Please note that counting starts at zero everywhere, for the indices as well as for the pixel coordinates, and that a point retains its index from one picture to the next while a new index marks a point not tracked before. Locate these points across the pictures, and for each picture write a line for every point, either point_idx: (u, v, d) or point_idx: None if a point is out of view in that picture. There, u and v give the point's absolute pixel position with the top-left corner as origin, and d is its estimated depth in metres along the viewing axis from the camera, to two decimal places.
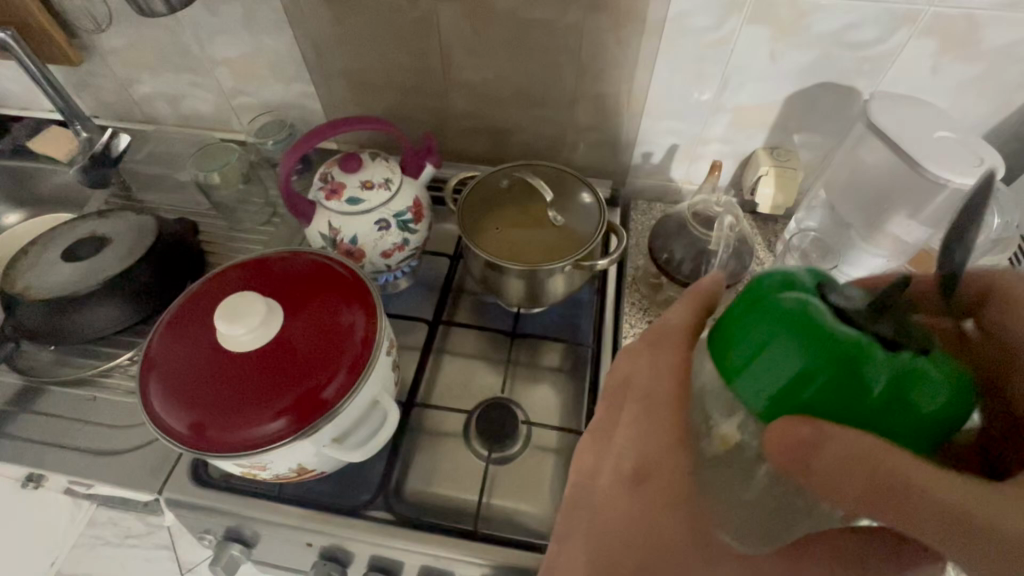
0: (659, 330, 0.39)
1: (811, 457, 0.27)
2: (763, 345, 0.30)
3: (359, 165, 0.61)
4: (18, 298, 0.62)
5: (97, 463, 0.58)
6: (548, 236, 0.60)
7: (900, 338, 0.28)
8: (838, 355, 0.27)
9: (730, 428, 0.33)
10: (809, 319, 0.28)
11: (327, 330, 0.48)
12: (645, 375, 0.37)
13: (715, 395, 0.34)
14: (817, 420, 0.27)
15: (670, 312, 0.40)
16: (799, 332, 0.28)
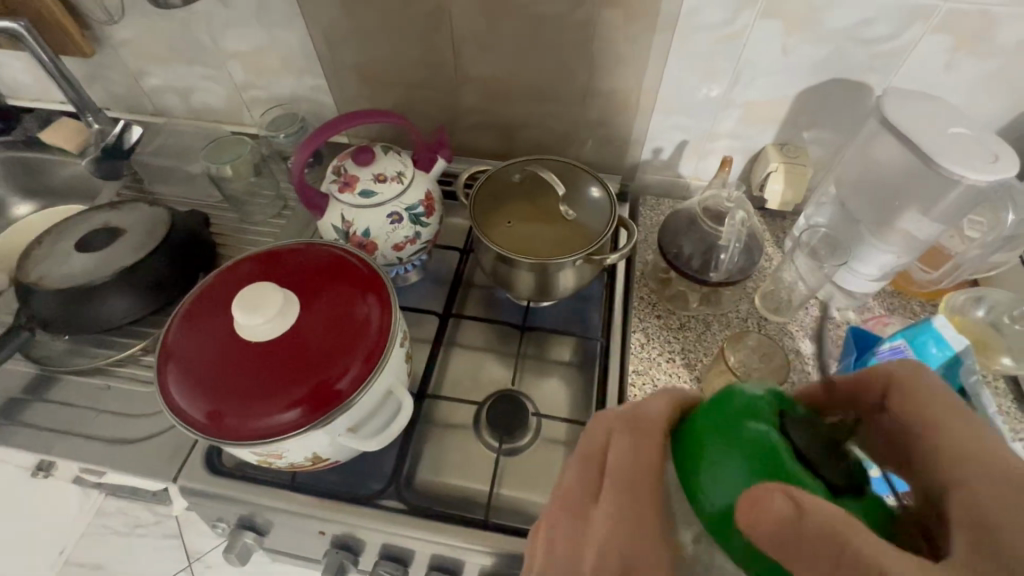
0: (637, 416, 0.36)
1: (784, 536, 0.25)
2: (711, 459, 0.30)
3: (372, 158, 0.61)
4: (33, 287, 0.63)
5: (111, 451, 0.59)
6: (561, 230, 0.61)
7: (811, 449, 0.30)
8: (770, 457, 0.29)
9: (688, 537, 0.31)
10: (738, 431, 0.30)
11: (342, 322, 0.48)
12: (627, 460, 0.34)
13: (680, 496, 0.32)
14: (788, 490, 0.26)
15: (649, 401, 0.37)
16: (735, 443, 0.29)
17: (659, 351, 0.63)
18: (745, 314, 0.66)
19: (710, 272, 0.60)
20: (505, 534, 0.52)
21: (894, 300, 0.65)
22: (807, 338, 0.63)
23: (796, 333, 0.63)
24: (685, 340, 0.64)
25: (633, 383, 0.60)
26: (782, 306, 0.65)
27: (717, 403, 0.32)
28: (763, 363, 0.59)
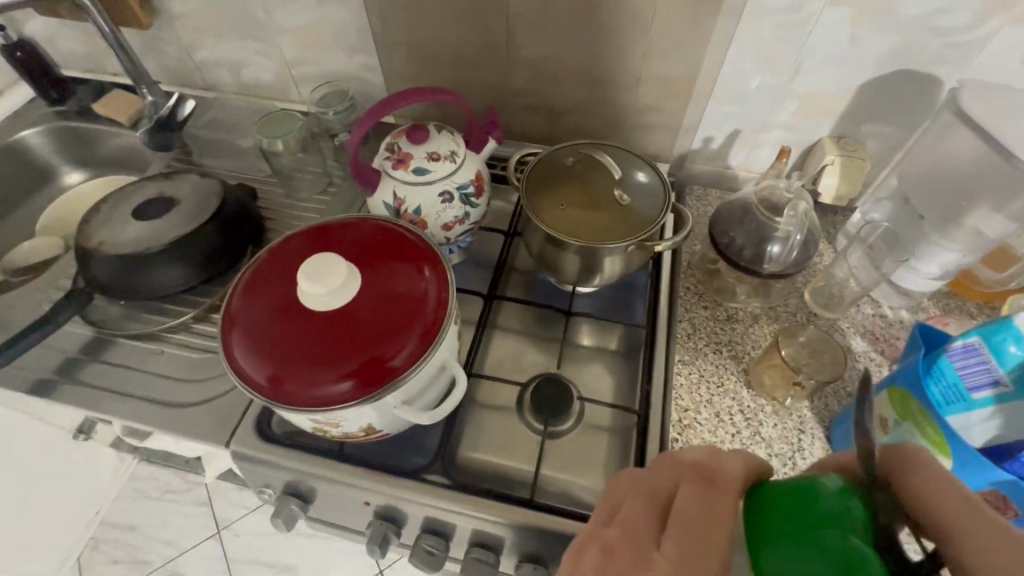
0: (707, 471, 0.33)
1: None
2: (780, 549, 0.25)
3: (426, 136, 0.62)
4: (93, 252, 0.64)
5: (164, 413, 0.61)
6: (613, 215, 0.60)
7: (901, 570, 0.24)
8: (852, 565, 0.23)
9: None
10: (818, 520, 0.25)
11: (400, 298, 0.49)
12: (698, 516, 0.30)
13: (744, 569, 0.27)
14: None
15: (725, 455, 0.34)
16: (810, 534, 0.25)
17: (706, 342, 0.62)
18: (794, 309, 0.65)
19: (764, 264, 0.59)
20: (550, 513, 0.52)
21: (950, 301, 0.63)
22: (858, 335, 0.62)
23: (847, 330, 0.62)
24: (733, 333, 0.63)
25: (678, 372, 0.60)
26: (833, 302, 0.64)
27: (798, 484, 0.28)
28: (814, 360, 0.58)
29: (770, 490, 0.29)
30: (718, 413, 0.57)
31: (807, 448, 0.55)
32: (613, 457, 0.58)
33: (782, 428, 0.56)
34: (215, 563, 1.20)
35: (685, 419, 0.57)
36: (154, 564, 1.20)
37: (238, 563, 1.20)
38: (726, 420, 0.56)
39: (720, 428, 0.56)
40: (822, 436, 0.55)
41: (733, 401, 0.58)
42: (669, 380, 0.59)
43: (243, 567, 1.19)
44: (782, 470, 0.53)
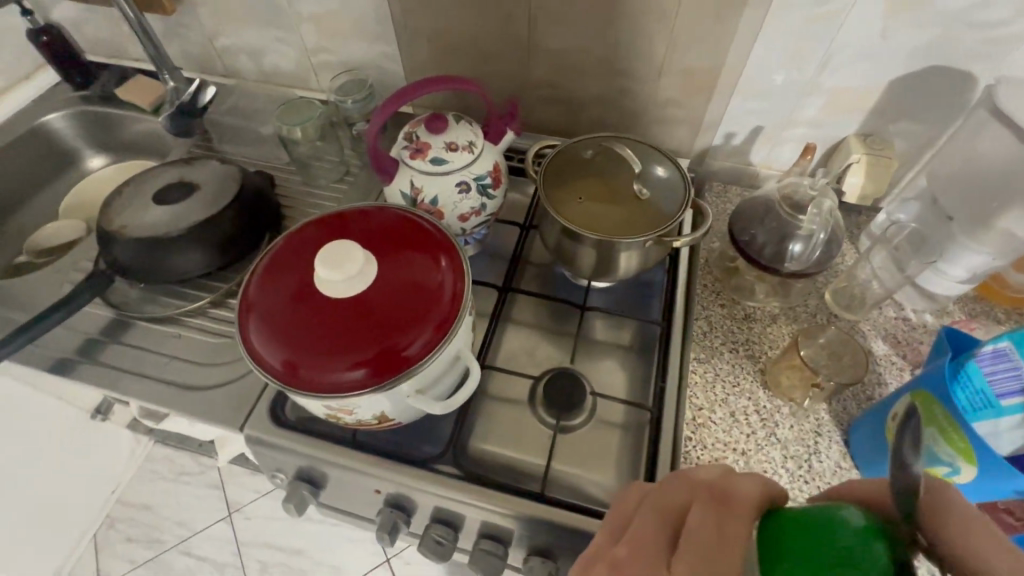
0: (721, 492, 0.32)
1: None
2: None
3: (444, 126, 0.61)
4: (115, 235, 0.65)
5: (181, 396, 0.61)
6: (630, 210, 0.59)
7: None
8: None
9: None
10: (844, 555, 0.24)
11: (416, 287, 0.49)
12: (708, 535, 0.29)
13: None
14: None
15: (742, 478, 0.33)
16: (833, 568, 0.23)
17: (723, 341, 0.61)
18: (813, 310, 0.64)
19: (785, 262, 0.58)
20: (560, 507, 0.52)
21: (976, 306, 0.62)
22: (879, 338, 0.61)
23: (868, 333, 0.61)
24: (750, 332, 0.62)
25: (694, 370, 0.59)
26: (854, 304, 0.63)
27: (814, 514, 0.26)
28: (833, 361, 0.56)
29: (781, 516, 0.28)
30: (733, 412, 0.56)
31: (824, 451, 0.54)
32: (625, 454, 0.57)
33: (799, 430, 0.55)
34: (226, 545, 1.22)
35: (699, 418, 0.56)
36: (168, 544, 1.23)
37: (248, 546, 1.22)
38: (741, 420, 0.56)
39: (734, 428, 0.55)
40: (840, 439, 0.54)
41: (749, 401, 0.57)
42: (683, 378, 0.58)
43: (253, 550, 1.22)
44: (797, 472, 0.52)
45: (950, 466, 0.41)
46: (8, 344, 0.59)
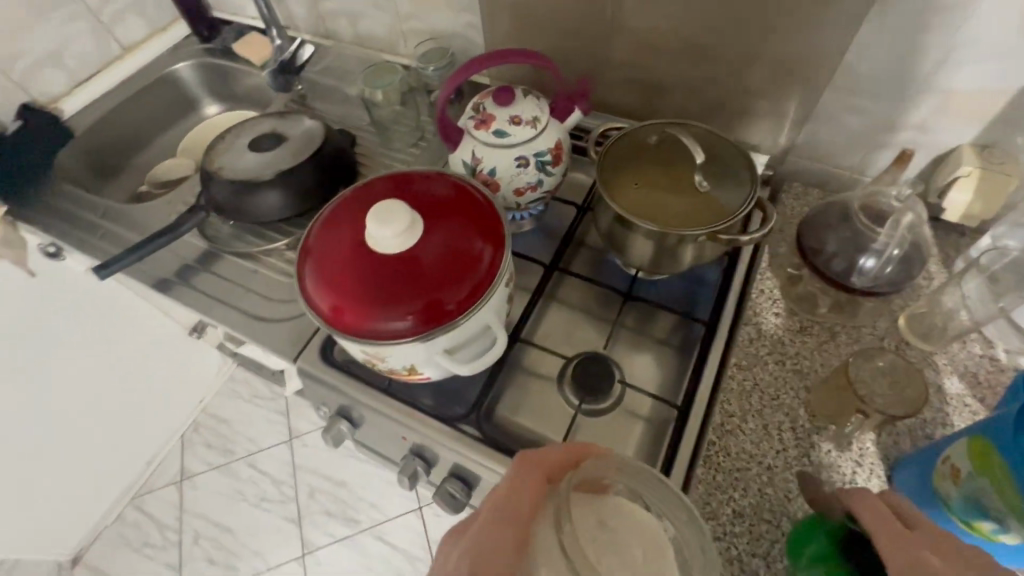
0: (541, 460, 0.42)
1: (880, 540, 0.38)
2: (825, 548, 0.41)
3: (511, 99, 0.62)
4: (214, 175, 0.73)
5: (250, 324, 0.69)
6: (687, 201, 0.57)
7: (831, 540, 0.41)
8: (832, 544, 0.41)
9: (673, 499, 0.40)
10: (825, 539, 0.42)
11: (457, 252, 0.51)
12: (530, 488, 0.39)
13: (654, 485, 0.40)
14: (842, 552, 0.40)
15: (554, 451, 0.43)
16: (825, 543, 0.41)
17: (769, 351, 0.58)
18: (882, 333, 0.58)
19: (851, 274, 0.53)
20: None
21: None
22: (954, 375, 0.55)
23: (941, 368, 0.55)
24: (802, 346, 0.58)
25: (732, 376, 0.57)
26: (933, 334, 0.57)
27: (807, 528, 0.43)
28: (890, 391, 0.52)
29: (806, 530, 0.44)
30: (766, 425, 0.54)
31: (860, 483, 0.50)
32: (643, 447, 0.57)
33: (836, 457, 0.52)
34: (285, 465, 1.36)
35: (728, 424, 0.54)
36: (238, 455, 1.39)
37: (303, 471, 1.35)
38: (773, 434, 0.53)
39: (764, 440, 0.53)
40: (881, 474, 0.51)
41: (786, 417, 0.54)
42: (719, 381, 0.56)
43: (306, 475, 1.35)
44: None
45: (997, 523, 0.38)
46: (122, 260, 0.70)
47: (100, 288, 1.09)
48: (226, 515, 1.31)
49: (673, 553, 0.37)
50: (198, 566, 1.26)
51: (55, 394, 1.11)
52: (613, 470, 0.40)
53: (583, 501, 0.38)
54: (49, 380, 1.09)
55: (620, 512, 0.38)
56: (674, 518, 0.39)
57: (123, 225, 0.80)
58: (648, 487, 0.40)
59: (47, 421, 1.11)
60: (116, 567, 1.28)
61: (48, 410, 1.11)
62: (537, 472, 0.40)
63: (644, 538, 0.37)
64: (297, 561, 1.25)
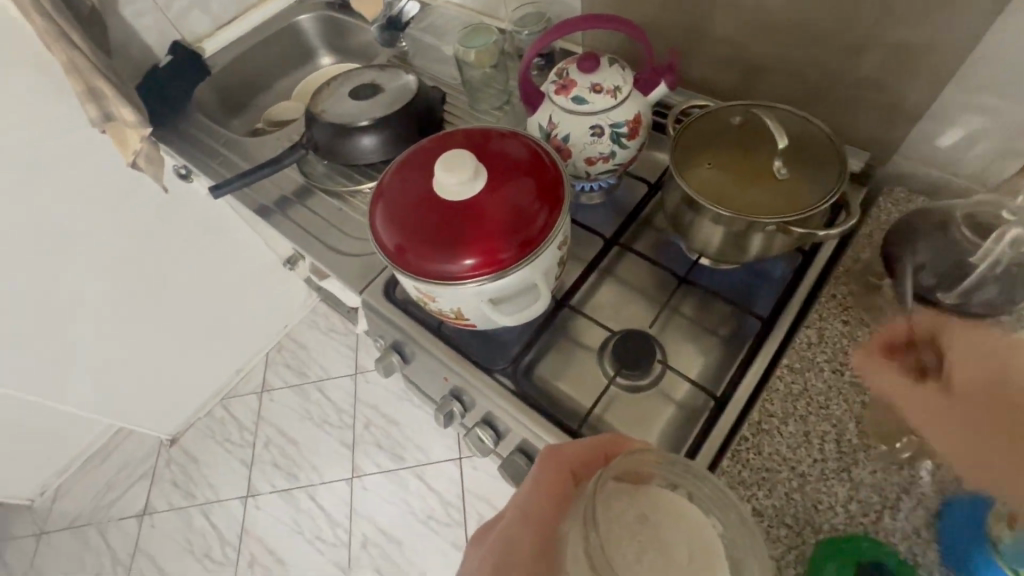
0: (561, 455, 0.46)
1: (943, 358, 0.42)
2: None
3: (595, 67, 0.62)
4: (316, 116, 0.80)
5: (328, 255, 0.76)
6: (764, 187, 0.55)
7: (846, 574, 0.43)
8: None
9: (716, 499, 0.40)
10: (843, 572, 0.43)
11: (516, 209, 0.52)
12: (560, 493, 0.44)
13: (704, 488, 0.40)
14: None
15: (577, 442, 0.47)
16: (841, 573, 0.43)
17: (827, 357, 0.55)
18: None
19: (939, 289, 0.48)
20: None
21: None
22: None
23: None
24: None
25: (780, 376, 0.54)
26: None
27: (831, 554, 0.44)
28: None
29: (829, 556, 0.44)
30: (807, 433, 0.51)
31: (902, 511, 0.46)
32: (674, 429, 0.56)
33: (880, 478, 0.48)
34: (348, 395, 1.50)
35: (766, 424, 0.52)
36: (310, 378, 1.54)
37: (362, 403, 1.48)
38: (814, 442, 0.50)
39: (802, 447, 0.50)
40: (930, 506, 0.46)
41: (831, 427, 0.51)
42: (763, 381, 0.54)
43: (365, 408, 1.47)
44: (857, 517, 0.47)
45: None
46: (233, 183, 0.79)
47: (206, 206, 1.23)
48: (294, 429, 1.47)
49: (724, 551, 0.38)
50: (266, 469, 1.43)
51: (163, 295, 1.29)
52: (651, 464, 0.41)
53: (622, 494, 0.39)
54: (159, 281, 1.26)
55: (664, 510, 0.39)
56: (720, 513, 0.39)
57: (239, 156, 0.91)
58: (695, 484, 0.40)
59: (154, 318, 1.30)
60: (202, 454, 1.49)
61: (156, 308, 1.29)
62: (563, 468, 0.45)
63: (690, 536, 0.39)
64: (346, 481, 1.38)
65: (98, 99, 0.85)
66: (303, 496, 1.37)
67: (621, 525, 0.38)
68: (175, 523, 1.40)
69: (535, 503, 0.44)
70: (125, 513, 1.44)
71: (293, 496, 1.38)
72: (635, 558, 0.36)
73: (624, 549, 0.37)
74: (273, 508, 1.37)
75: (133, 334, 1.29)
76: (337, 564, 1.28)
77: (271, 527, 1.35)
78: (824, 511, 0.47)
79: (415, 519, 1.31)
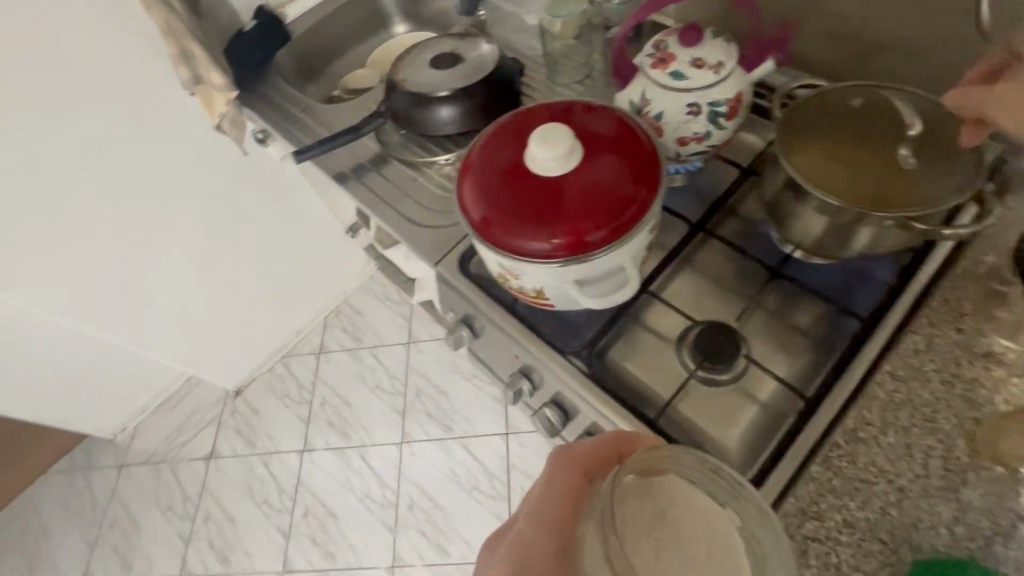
0: (573, 454, 0.46)
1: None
2: None
3: (698, 40, 0.58)
4: (396, 85, 0.80)
5: (403, 225, 0.76)
6: (883, 176, 0.50)
7: None
8: None
9: (733, 495, 0.40)
10: None
11: (610, 188, 0.50)
12: (573, 492, 0.43)
13: (717, 483, 0.41)
14: None
15: (587, 440, 0.47)
16: None
17: (937, 368, 0.50)
18: None
19: None
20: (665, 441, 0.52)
21: None
22: None
23: None
24: (981, 372, 0.50)
25: (880, 383, 0.51)
26: None
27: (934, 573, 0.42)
28: None
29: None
30: (910, 446, 0.47)
31: (1016, 540, 0.43)
32: (756, 429, 0.54)
33: (991, 502, 0.44)
34: (401, 362, 1.54)
35: (863, 432, 0.49)
36: (366, 343, 1.59)
37: (414, 372, 1.51)
38: (916, 457, 0.47)
39: (902, 461, 0.47)
40: None
41: (937, 442, 0.47)
42: (862, 386, 0.51)
43: (416, 376, 1.51)
44: (962, 540, 0.43)
45: None
46: (314, 150, 0.81)
47: (281, 172, 1.29)
48: (348, 391, 1.53)
49: (745, 545, 0.38)
50: (321, 426, 1.50)
51: (236, 255, 1.35)
52: (666, 458, 0.41)
53: (640, 490, 0.40)
54: (232, 241, 1.32)
55: (681, 506, 0.40)
56: (738, 508, 0.40)
57: (317, 122, 0.92)
58: (710, 478, 0.41)
59: (226, 276, 1.36)
60: (263, 407, 1.58)
61: (228, 267, 1.35)
62: (575, 468, 0.45)
63: (707, 532, 0.39)
64: (396, 446, 1.42)
65: (190, 61, 0.88)
66: (354, 456, 1.44)
67: (643, 522, 0.38)
68: (238, 469, 1.50)
69: (547, 503, 0.43)
70: (194, 455, 1.55)
71: (345, 455, 1.44)
72: (655, 556, 0.36)
73: (644, 549, 0.37)
74: (327, 465, 1.44)
75: (208, 289, 1.35)
76: (385, 523, 1.34)
77: (324, 481, 1.42)
78: (925, 530, 0.44)
79: (460, 488, 1.35)
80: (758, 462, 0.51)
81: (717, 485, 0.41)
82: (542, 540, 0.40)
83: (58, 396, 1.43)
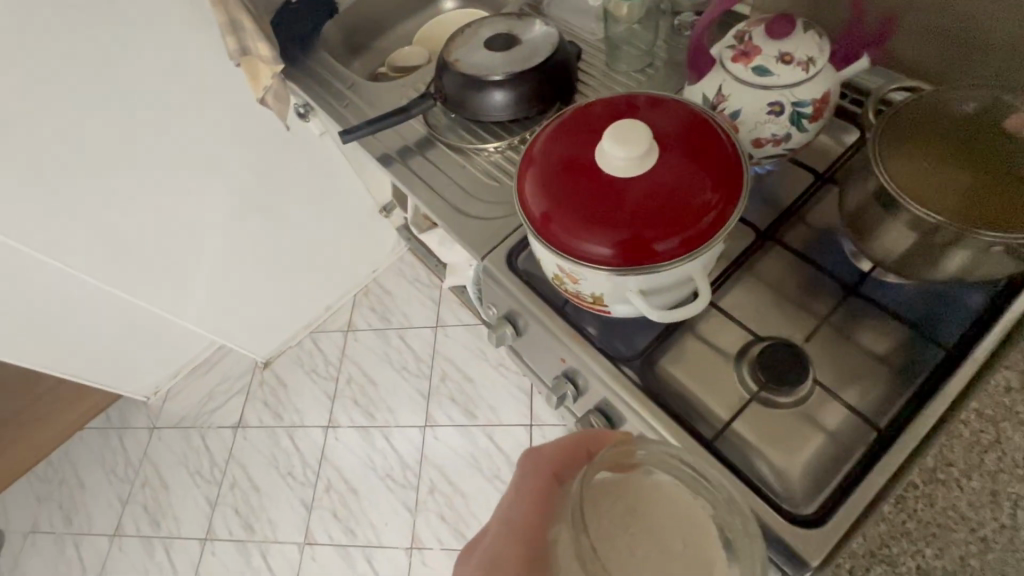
0: (539, 458, 0.47)
1: None
2: None
3: (787, 32, 0.53)
4: (449, 65, 0.76)
5: (447, 213, 0.73)
6: (999, 198, 0.45)
7: None
8: None
9: (705, 484, 0.39)
10: None
11: (685, 195, 0.47)
12: (544, 497, 0.44)
13: (688, 473, 0.39)
14: None
15: (552, 445, 0.48)
16: None
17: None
18: None
19: None
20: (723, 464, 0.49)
21: None
22: None
23: None
24: None
25: (966, 421, 0.48)
26: None
27: None
28: None
29: None
30: (995, 492, 0.46)
31: None
32: (821, 459, 0.50)
33: None
34: (428, 345, 1.53)
35: (944, 473, 0.47)
36: (393, 324, 1.59)
37: (440, 356, 1.51)
38: (1001, 504, 0.45)
39: (986, 507, 0.45)
40: None
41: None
42: (944, 421, 0.47)
43: (442, 360, 1.50)
44: None
45: None
46: (362, 129, 0.78)
47: (320, 148, 1.30)
48: (375, 370, 1.54)
49: (721, 534, 0.37)
50: (346, 404, 1.51)
51: (271, 229, 1.35)
52: (633, 449, 0.40)
53: (608, 487, 0.38)
54: (268, 214, 1.32)
55: (654, 494, 0.38)
56: (713, 495, 0.38)
57: (363, 100, 0.90)
58: (679, 467, 0.40)
59: (259, 250, 1.36)
60: (290, 380, 1.59)
61: (263, 239, 1.35)
62: (544, 470, 0.46)
63: (683, 522, 0.38)
64: (419, 429, 1.43)
65: (238, 31, 0.86)
66: (378, 436, 1.44)
67: (613, 519, 0.37)
68: (264, 440, 1.52)
69: (521, 509, 0.44)
70: (222, 423, 1.58)
71: (369, 434, 1.45)
72: (631, 555, 0.35)
73: (618, 545, 0.36)
74: (351, 442, 1.45)
75: (242, 261, 1.35)
76: (405, 504, 1.35)
77: (348, 458, 1.44)
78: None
79: (481, 474, 1.35)
80: (823, 493, 0.48)
81: (688, 474, 0.39)
82: (512, 554, 0.41)
83: (101, 358, 1.47)
